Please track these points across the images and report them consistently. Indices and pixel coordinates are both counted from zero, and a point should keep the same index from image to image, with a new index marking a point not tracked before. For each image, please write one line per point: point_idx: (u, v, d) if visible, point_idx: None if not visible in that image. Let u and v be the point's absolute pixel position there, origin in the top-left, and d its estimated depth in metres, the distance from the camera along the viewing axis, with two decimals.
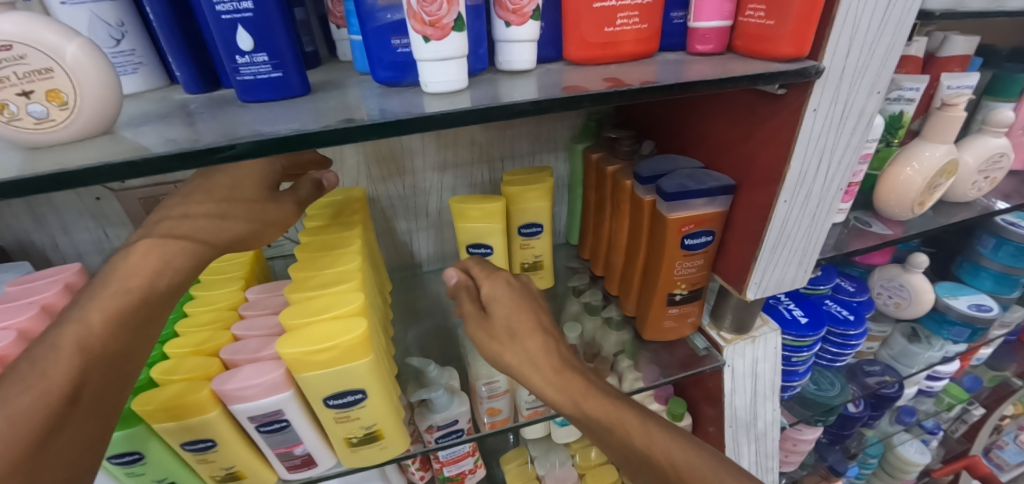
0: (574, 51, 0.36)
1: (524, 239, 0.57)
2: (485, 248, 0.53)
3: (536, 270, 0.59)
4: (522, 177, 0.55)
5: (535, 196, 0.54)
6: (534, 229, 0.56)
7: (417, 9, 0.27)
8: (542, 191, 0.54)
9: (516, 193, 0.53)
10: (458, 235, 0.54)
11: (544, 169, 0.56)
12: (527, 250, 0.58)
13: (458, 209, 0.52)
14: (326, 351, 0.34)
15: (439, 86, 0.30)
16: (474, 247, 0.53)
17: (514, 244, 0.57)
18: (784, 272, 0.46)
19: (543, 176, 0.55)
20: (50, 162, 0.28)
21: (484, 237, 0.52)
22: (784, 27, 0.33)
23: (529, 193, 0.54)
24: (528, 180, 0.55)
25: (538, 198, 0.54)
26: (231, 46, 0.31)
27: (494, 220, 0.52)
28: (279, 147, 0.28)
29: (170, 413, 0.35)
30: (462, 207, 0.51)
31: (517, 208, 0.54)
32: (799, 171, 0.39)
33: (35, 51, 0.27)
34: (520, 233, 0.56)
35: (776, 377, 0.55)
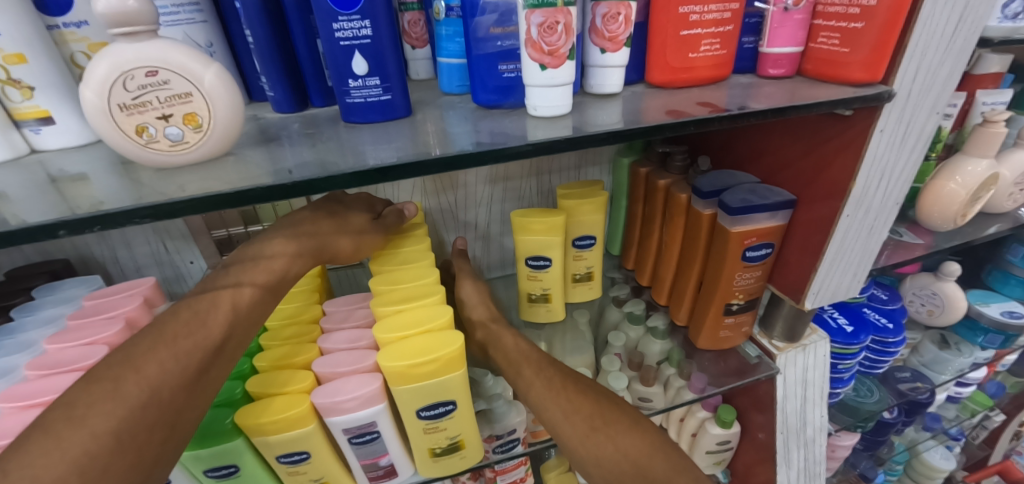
0: (657, 75, 0.38)
1: (577, 251, 0.58)
2: (544, 260, 0.55)
3: (587, 281, 0.61)
4: (576, 192, 0.57)
5: (590, 210, 0.56)
6: (587, 242, 0.57)
7: (538, 39, 0.29)
8: (597, 204, 0.56)
9: (572, 207, 0.55)
10: (518, 248, 0.56)
11: (597, 183, 0.58)
12: (579, 262, 0.59)
13: (520, 223, 0.54)
14: (428, 364, 0.35)
15: (548, 110, 0.31)
16: (533, 259, 0.56)
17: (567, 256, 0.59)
18: (840, 283, 0.48)
19: (597, 189, 0.57)
20: (186, 182, 0.29)
21: (544, 250, 0.55)
22: (858, 54, 0.35)
23: (586, 207, 0.56)
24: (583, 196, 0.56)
25: (594, 211, 0.56)
26: (346, 71, 0.33)
27: (555, 233, 0.54)
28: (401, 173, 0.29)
29: (272, 426, 0.36)
30: (525, 221, 0.53)
31: (573, 222, 0.56)
32: (863, 187, 0.41)
33: (178, 77, 0.29)
34: (575, 245, 0.58)
35: (825, 384, 0.57)
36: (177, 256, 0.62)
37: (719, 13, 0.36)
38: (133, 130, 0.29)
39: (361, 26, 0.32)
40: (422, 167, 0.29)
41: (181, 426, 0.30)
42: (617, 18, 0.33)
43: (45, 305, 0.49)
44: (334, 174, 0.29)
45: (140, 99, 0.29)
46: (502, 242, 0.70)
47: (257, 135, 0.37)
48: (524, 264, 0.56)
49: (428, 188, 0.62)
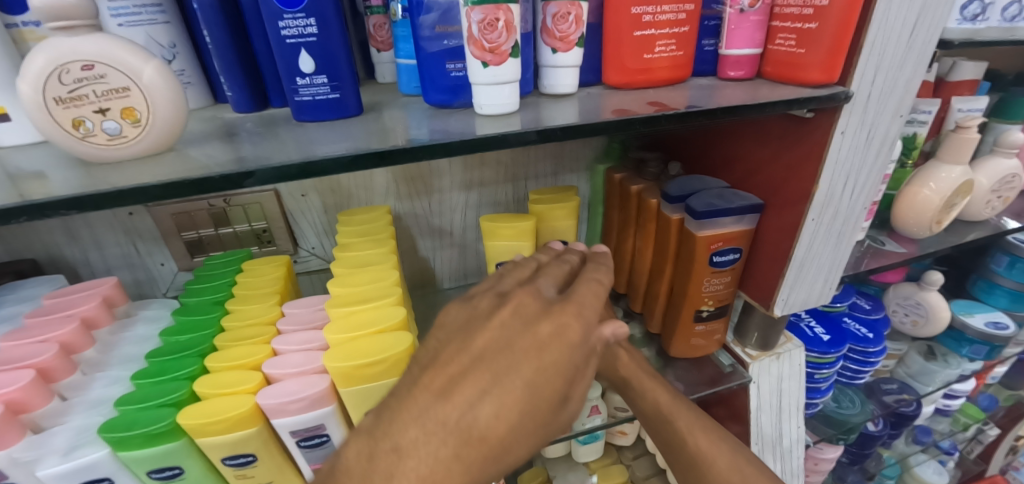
0: (614, 76, 0.37)
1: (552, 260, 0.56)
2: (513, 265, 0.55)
3: None
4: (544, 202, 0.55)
5: (563, 215, 0.55)
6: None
7: (478, 36, 0.29)
8: (569, 209, 0.55)
9: (543, 211, 0.55)
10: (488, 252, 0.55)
11: (569, 188, 0.58)
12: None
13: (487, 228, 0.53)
14: (375, 365, 0.35)
15: (493, 108, 0.31)
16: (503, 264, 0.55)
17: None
18: (811, 290, 0.47)
19: (569, 194, 0.57)
20: (125, 176, 0.29)
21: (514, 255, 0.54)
22: (814, 55, 0.35)
23: (558, 211, 0.55)
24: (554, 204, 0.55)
25: (566, 215, 0.55)
26: (293, 69, 0.33)
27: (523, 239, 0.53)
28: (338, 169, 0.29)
29: (216, 427, 0.35)
30: (492, 226, 0.53)
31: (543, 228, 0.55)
32: (827, 190, 0.41)
33: (115, 71, 0.29)
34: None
35: (800, 394, 0.56)
36: (147, 258, 0.61)
37: (674, 14, 0.36)
38: (69, 123, 0.29)
39: (307, 24, 0.32)
40: (355, 162, 0.29)
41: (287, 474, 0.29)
42: (568, 18, 0.33)
43: (6, 304, 0.49)
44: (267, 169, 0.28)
45: (76, 93, 0.28)
46: (478, 247, 0.69)
47: (211, 134, 0.37)
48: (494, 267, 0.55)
49: (401, 192, 0.62)
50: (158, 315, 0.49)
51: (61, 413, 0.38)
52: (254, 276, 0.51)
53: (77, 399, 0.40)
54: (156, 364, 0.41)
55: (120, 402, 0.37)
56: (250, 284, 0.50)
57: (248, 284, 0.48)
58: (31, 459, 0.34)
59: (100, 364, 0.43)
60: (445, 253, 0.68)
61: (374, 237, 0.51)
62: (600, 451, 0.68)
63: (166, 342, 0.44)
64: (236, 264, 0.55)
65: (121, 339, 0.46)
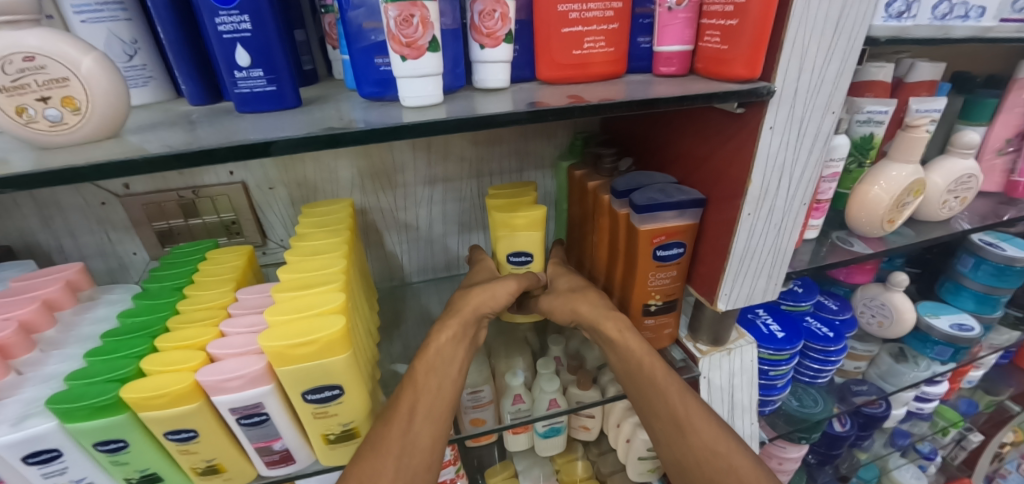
0: (545, 71, 0.38)
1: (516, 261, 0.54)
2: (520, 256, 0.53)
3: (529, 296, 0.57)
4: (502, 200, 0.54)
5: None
6: (523, 259, 0.53)
7: (396, 32, 0.30)
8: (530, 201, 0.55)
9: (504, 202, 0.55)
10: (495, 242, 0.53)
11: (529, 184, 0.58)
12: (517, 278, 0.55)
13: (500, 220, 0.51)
14: (306, 345, 0.36)
15: (416, 100, 0.32)
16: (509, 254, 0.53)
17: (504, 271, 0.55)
18: (754, 285, 0.48)
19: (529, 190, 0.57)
20: (64, 160, 0.31)
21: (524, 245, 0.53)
22: (737, 51, 0.36)
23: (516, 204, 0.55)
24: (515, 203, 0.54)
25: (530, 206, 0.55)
26: (231, 62, 0.34)
27: (536, 228, 0.52)
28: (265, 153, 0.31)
29: (158, 401, 0.36)
30: (506, 216, 0.51)
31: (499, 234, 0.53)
32: (761, 185, 0.41)
33: (55, 62, 0.30)
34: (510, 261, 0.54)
35: (753, 390, 0.56)
36: (120, 246, 0.63)
37: (602, 11, 0.37)
38: (13, 110, 0.30)
39: (242, 20, 0.33)
40: (280, 147, 0.30)
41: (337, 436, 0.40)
42: (494, 15, 0.35)
43: None
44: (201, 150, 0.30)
45: (18, 82, 0.30)
46: (445, 243, 0.70)
47: (160, 123, 0.39)
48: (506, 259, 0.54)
49: (367, 187, 0.63)
50: (121, 299, 0.50)
51: (15, 386, 0.40)
52: (215, 263, 0.52)
53: (31, 374, 0.41)
54: (111, 342, 0.42)
55: (70, 377, 0.38)
56: (209, 271, 0.51)
57: (208, 268, 0.50)
58: None
59: (58, 342, 0.45)
60: (411, 247, 0.69)
61: (332, 228, 0.52)
62: (562, 446, 0.68)
63: (124, 323, 0.45)
64: (201, 253, 0.56)
65: (82, 320, 0.48)
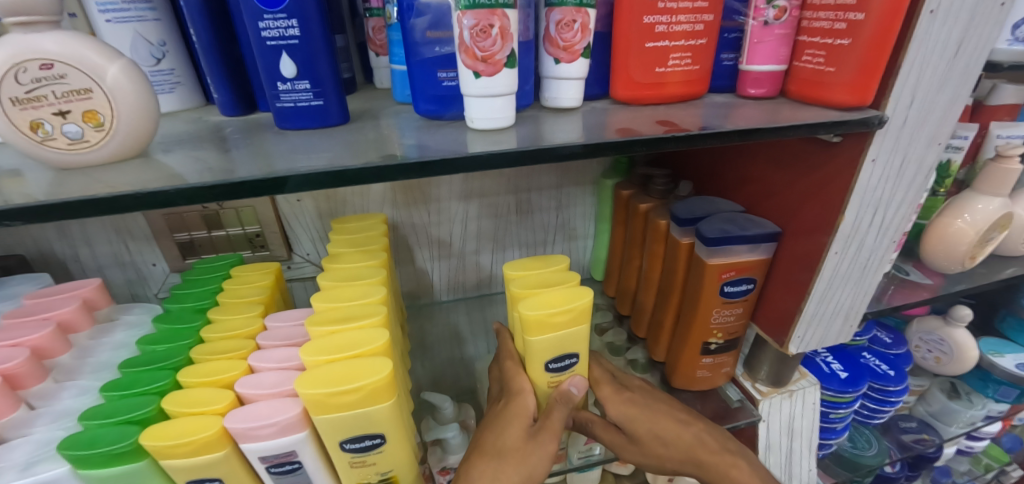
0: (621, 90, 0.34)
1: (553, 375, 0.41)
2: (568, 360, 0.40)
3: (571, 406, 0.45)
4: (529, 291, 0.40)
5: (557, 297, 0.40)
6: (568, 365, 0.40)
7: (470, 44, 0.26)
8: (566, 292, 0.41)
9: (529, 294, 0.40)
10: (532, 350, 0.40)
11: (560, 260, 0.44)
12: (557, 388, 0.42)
13: (532, 319, 0.37)
14: (348, 394, 0.32)
15: (485, 122, 0.28)
16: (555, 361, 0.40)
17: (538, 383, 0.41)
18: (829, 327, 0.43)
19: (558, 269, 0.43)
20: (84, 185, 0.27)
21: (571, 346, 0.40)
22: (844, 75, 0.32)
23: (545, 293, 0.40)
24: (547, 296, 0.39)
25: None
26: (273, 72, 0.30)
27: (583, 322, 0.39)
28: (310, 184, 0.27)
29: (181, 450, 0.33)
30: (542, 315, 0.37)
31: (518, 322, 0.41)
32: (853, 222, 0.37)
33: (76, 71, 0.26)
34: (548, 369, 0.40)
35: (814, 434, 0.52)
36: (139, 257, 0.60)
37: (691, 24, 0.32)
38: (27, 126, 0.27)
39: (289, 25, 0.29)
40: (325, 177, 0.27)
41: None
42: (572, 26, 0.31)
43: None
44: (240, 179, 0.26)
45: (34, 93, 0.26)
46: (477, 260, 0.66)
47: (189, 137, 0.35)
48: (543, 369, 0.40)
49: (399, 201, 0.59)
50: (140, 321, 0.47)
51: (25, 424, 0.37)
52: (240, 283, 0.48)
53: (43, 408, 0.38)
54: (129, 375, 0.39)
55: (86, 416, 0.35)
56: (234, 290, 0.48)
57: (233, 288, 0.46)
58: None
59: (72, 371, 0.42)
60: (442, 265, 0.66)
61: (366, 249, 0.49)
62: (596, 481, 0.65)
63: (144, 351, 0.42)
64: (225, 270, 0.53)
65: (99, 345, 0.45)
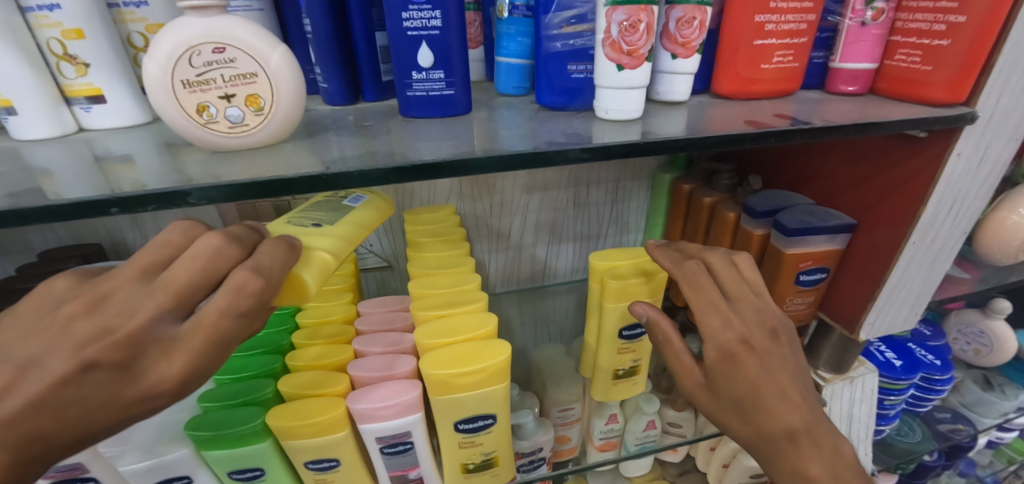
0: (725, 85, 0.36)
1: (624, 342, 0.45)
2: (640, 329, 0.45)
3: (631, 376, 0.48)
4: (625, 282, 0.42)
5: (646, 291, 0.43)
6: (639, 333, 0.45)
7: (617, 38, 0.28)
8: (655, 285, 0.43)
9: (620, 289, 0.42)
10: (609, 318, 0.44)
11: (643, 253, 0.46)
12: (625, 354, 0.46)
13: (617, 289, 0.42)
14: (472, 374, 0.34)
15: (619, 113, 0.30)
16: (628, 329, 0.45)
17: (610, 348, 0.46)
18: (897, 315, 0.46)
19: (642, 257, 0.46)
20: (246, 167, 0.28)
21: None
22: (942, 73, 0.34)
23: (637, 287, 0.43)
24: (626, 269, 0.44)
25: (648, 293, 0.43)
26: (409, 63, 0.32)
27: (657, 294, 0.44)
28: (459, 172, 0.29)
29: (306, 430, 0.34)
30: (625, 285, 0.42)
31: (598, 291, 0.45)
32: (932, 214, 0.39)
33: (245, 55, 0.27)
34: (621, 336, 0.45)
35: (871, 421, 0.54)
36: None
37: (796, 23, 0.34)
38: (194, 108, 0.28)
39: (432, 16, 0.31)
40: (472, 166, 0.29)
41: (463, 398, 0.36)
42: (693, 23, 0.32)
43: None
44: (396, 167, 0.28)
45: (204, 76, 0.27)
46: (533, 252, 0.68)
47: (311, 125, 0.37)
48: (616, 336, 0.45)
49: (464, 193, 0.61)
50: None
51: None
52: None
53: None
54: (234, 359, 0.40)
55: (204, 398, 0.36)
56: None
57: None
58: (114, 454, 0.34)
59: None
60: (499, 256, 0.67)
61: (445, 239, 0.50)
62: (648, 467, 0.67)
63: None
64: None
65: None
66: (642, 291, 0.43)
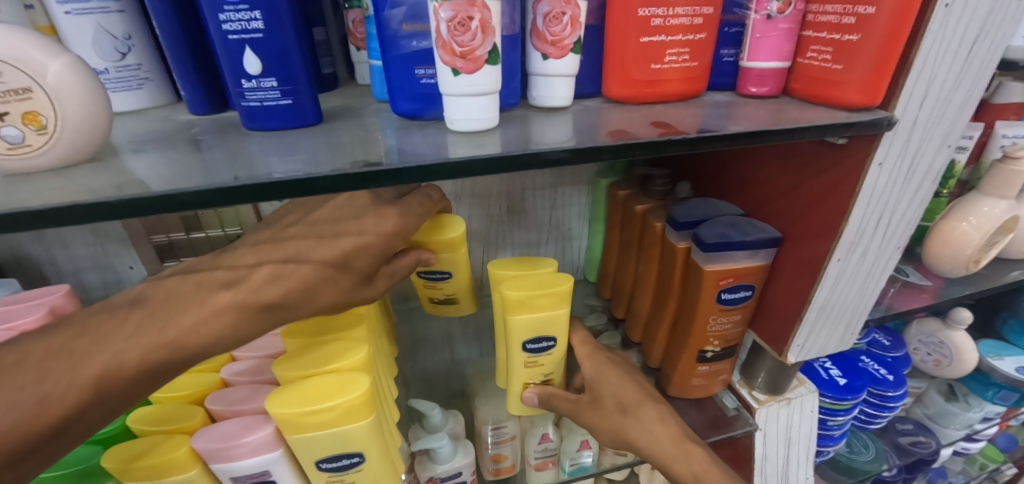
0: (615, 88, 0.32)
1: (529, 355, 0.41)
2: (546, 342, 0.41)
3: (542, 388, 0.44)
4: (524, 293, 0.38)
5: (549, 303, 0.39)
6: (545, 345, 0.41)
7: (447, 38, 0.24)
8: (557, 297, 0.39)
9: (518, 301, 0.38)
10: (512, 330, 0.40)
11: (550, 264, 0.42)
12: (534, 369, 0.42)
13: (513, 299, 0.39)
14: (323, 413, 0.31)
15: (466, 124, 0.26)
16: (532, 342, 0.41)
17: (516, 363, 0.42)
18: (830, 335, 0.42)
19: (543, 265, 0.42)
20: (23, 192, 0.24)
21: (548, 328, 0.40)
22: (855, 72, 0.30)
23: (541, 299, 0.39)
24: (529, 279, 0.40)
25: (551, 306, 0.40)
26: (237, 69, 0.28)
27: (563, 306, 0.40)
28: (268, 194, 0.24)
29: (153, 469, 0.32)
30: (523, 296, 0.38)
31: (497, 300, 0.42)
32: (857, 228, 0.35)
33: (13, 69, 0.24)
34: (525, 349, 0.41)
35: (811, 444, 0.51)
36: (116, 260, 0.58)
37: (689, 18, 0.30)
38: None
39: (252, 18, 0.27)
40: (286, 187, 0.24)
41: (313, 440, 0.32)
42: (562, 19, 0.28)
43: None
44: (183, 188, 0.23)
45: None
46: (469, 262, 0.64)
47: (168, 136, 0.34)
48: (520, 349, 0.41)
49: None
50: None
51: None
52: None
53: None
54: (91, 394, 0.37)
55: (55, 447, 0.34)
56: None
57: None
58: None
59: None
60: None
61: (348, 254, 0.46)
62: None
63: None
64: None
65: None
66: (545, 304, 0.39)
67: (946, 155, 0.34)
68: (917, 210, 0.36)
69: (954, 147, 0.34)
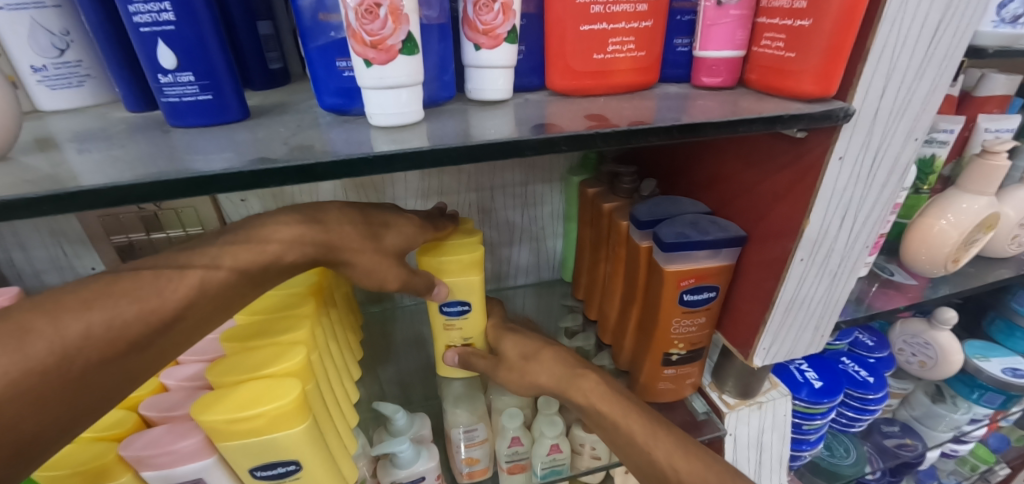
0: (558, 80, 0.30)
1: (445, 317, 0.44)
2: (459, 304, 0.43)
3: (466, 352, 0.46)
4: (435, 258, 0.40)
5: (458, 268, 0.41)
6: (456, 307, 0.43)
7: (356, 27, 0.22)
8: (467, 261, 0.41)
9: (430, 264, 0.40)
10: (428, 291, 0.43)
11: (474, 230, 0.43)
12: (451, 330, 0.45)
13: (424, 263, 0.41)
14: (252, 420, 0.29)
15: (386, 118, 0.25)
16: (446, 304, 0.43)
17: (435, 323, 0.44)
18: (797, 338, 0.40)
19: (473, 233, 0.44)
20: None
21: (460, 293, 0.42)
22: (809, 61, 0.28)
23: (450, 265, 0.41)
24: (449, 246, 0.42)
25: (462, 270, 0.41)
26: (153, 63, 0.27)
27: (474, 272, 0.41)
28: (140, 196, 0.22)
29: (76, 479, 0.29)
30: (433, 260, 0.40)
31: None
32: (819, 226, 0.34)
33: None
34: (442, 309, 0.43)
35: (784, 448, 0.49)
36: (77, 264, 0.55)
37: (632, 5, 0.29)
38: None
39: (162, 8, 0.26)
40: (163, 189, 0.22)
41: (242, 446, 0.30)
42: (493, 7, 0.27)
43: None
44: (71, 188, 0.21)
45: None
46: None
47: (94, 134, 0.32)
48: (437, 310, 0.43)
49: None
50: None
51: None
52: None
53: None
54: None
55: None
56: None
57: None
58: None
59: None
60: None
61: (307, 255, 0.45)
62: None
63: None
64: None
65: None
66: (453, 268, 0.41)
67: (912, 149, 0.32)
68: (885, 207, 0.35)
69: (922, 141, 0.32)
